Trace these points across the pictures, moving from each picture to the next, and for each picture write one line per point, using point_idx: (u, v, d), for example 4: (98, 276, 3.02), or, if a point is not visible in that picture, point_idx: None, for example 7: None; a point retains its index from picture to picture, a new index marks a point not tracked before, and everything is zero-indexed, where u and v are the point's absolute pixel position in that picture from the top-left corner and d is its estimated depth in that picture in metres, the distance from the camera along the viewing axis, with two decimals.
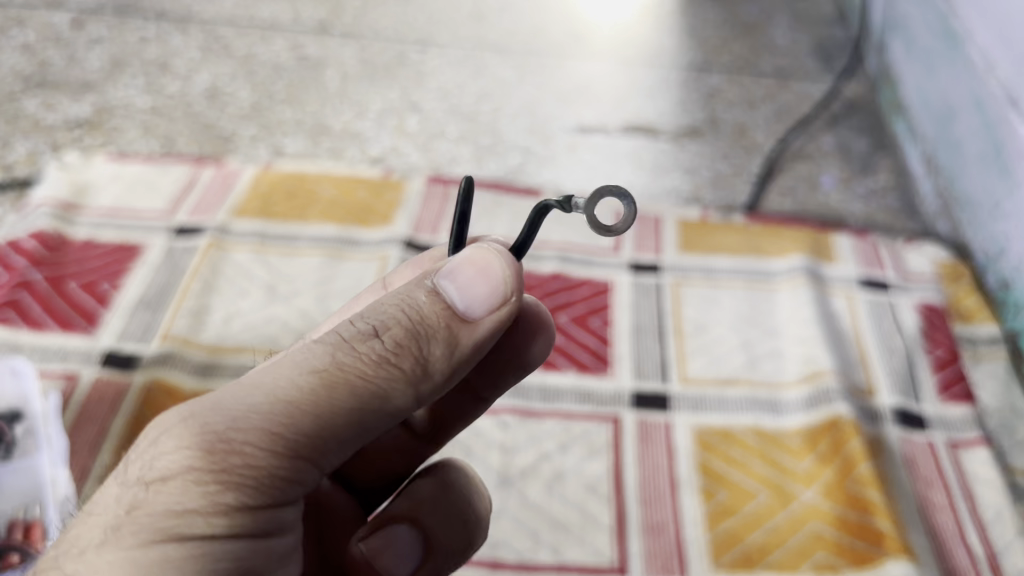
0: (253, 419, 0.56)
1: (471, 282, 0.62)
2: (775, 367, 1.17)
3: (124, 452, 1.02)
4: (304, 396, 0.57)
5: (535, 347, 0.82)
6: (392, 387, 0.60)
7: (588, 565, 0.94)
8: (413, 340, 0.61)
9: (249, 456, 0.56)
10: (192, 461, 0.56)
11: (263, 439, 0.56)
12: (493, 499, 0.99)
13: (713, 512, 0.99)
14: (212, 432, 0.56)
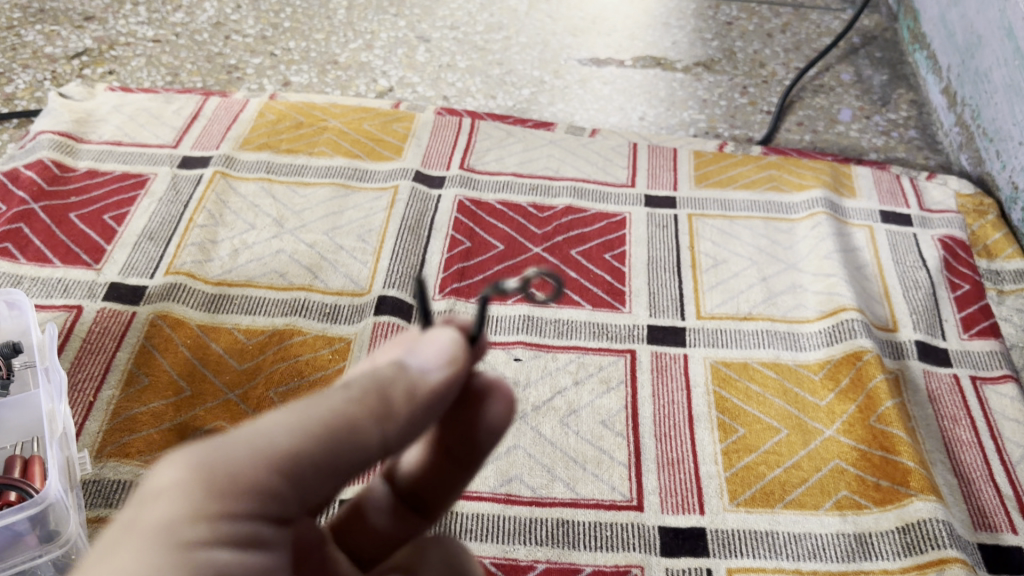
0: (243, 440, 0.45)
1: (435, 342, 0.51)
2: (795, 302, 1.14)
3: (130, 384, 1.00)
4: (290, 422, 0.45)
5: (497, 408, 0.56)
6: (365, 416, 0.47)
7: (605, 499, 0.92)
8: (379, 391, 0.48)
9: (245, 473, 0.44)
10: (185, 476, 0.43)
11: (256, 454, 0.44)
12: (506, 434, 0.97)
13: (732, 448, 0.97)
14: (203, 452, 0.44)
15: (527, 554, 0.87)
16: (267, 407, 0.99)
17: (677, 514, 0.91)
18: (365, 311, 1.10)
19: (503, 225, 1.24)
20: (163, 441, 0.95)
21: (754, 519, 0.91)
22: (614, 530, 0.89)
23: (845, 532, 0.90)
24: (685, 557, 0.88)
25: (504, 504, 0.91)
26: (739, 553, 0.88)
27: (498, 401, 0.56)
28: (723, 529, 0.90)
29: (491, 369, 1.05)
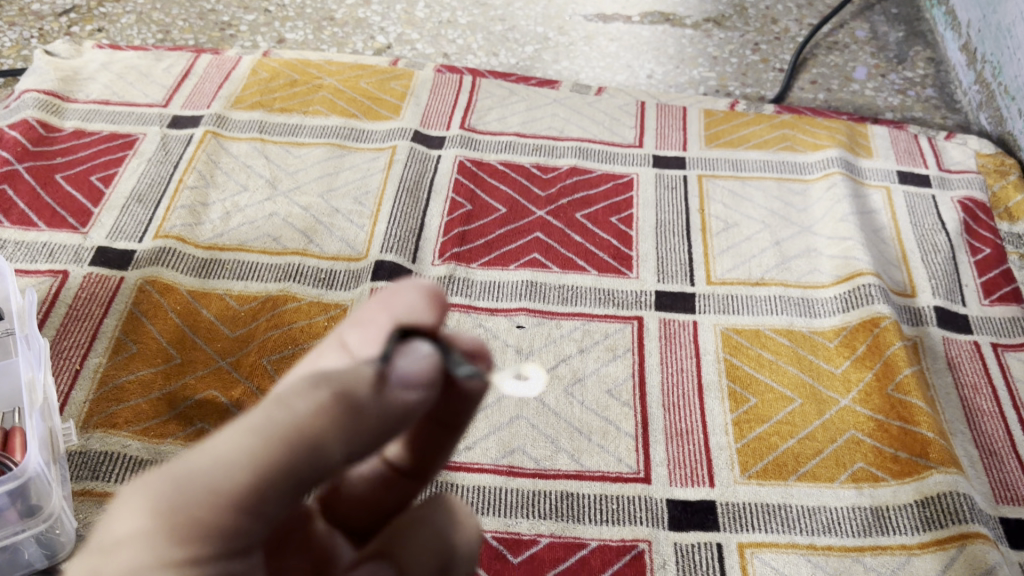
0: (202, 471, 0.36)
1: (414, 352, 0.42)
2: (810, 266, 1.10)
3: (117, 353, 0.97)
4: (249, 447, 0.36)
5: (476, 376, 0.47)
6: (336, 434, 0.38)
7: (611, 471, 0.88)
8: (346, 400, 0.38)
9: (207, 513, 0.36)
10: (146, 523, 0.35)
11: (215, 489, 0.36)
12: (509, 403, 0.93)
13: (743, 418, 0.93)
14: (159, 491, 0.36)
15: (529, 528, 0.84)
16: (259, 375, 0.95)
17: (686, 486, 0.87)
18: (361, 277, 1.06)
19: (505, 187, 1.19)
20: (152, 411, 0.91)
21: (766, 492, 0.87)
22: (620, 504, 0.86)
23: (861, 506, 0.86)
24: (694, 531, 0.84)
25: (506, 477, 0.88)
26: (751, 528, 0.84)
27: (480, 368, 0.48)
28: (734, 503, 0.86)
29: (493, 336, 1.01)
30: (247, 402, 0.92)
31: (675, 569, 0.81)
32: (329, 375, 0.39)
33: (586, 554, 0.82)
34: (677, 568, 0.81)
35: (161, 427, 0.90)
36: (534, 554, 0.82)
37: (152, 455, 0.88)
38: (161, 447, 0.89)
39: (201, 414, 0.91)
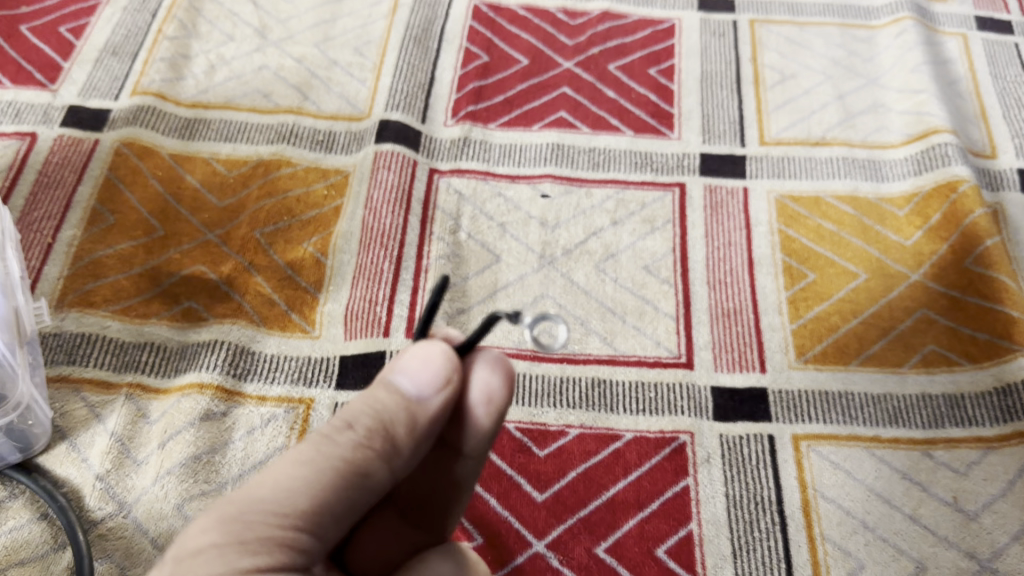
0: (264, 496, 0.43)
1: (424, 357, 0.47)
2: (876, 125, 0.96)
3: (93, 225, 0.86)
4: (306, 475, 0.43)
5: (485, 380, 0.50)
6: (371, 462, 0.45)
7: (648, 357, 0.78)
8: (378, 426, 0.45)
9: (271, 529, 0.42)
10: (219, 538, 0.41)
11: (278, 509, 0.42)
12: (534, 283, 0.83)
13: (800, 296, 0.82)
14: (227, 518, 0.42)
15: (557, 419, 0.74)
16: (252, 250, 0.84)
17: (734, 373, 0.77)
18: (364, 139, 0.94)
19: (526, 35, 1.04)
20: (134, 289, 0.81)
21: (825, 379, 0.77)
22: (658, 392, 0.76)
23: (932, 394, 0.76)
24: (742, 422, 0.74)
25: (530, 362, 0.78)
26: (807, 418, 0.75)
27: (491, 378, 0.50)
28: (788, 391, 0.76)
29: (515, 207, 0.89)
30: (239, 279, 0.82)
31: (722, 463, 0.72)
32: (359, 407, 0.46)
33: (621, 447, 0.73)
34: (724, 462, 0.72)
35: (144, 307, 0.80)
36: (562, 447, 0.73)
37: (134, 337, 0.78)
38: (145, 328, 0.79)
39: (189, 292, 0.81)
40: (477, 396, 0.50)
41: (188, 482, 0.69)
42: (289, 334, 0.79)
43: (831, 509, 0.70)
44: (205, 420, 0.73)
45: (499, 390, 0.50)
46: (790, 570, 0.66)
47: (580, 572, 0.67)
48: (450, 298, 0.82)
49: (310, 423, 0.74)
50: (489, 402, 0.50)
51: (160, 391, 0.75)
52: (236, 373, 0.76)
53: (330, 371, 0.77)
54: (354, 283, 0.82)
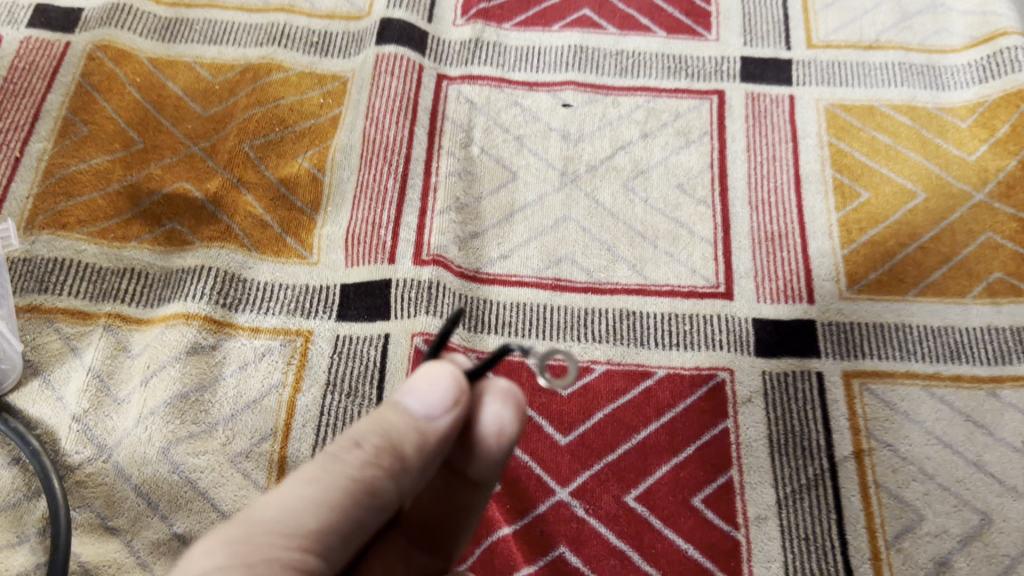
0: (273, 515, 0.36)
1: (432, 374, 0.39)
2: (937, 25, 0.86)
3: (65, 138, 0.77)
4: (316, 493, 0.37)
5: (496, 411, 0.43)
6: (380, 482, 0.38)
7: (683, 285, 0.70)
8: (386, 441, 0.38)
9: (282, 551, 0.36)
10: (224, 561, 0.35)
11: (286, 526, 0.36)
12: (555, 202, 0.75)
13: (851, 218, 0.74)
14: (232, 539, 0.35)
15: (582, 354, 0.67)
16: (240, 164, 0.76)
17: (778, 303, 0.69)
18: (364, 40, 0.84)
19: None
20: (111, 209, 0.73)
21: (880, 310, 0.69)
22: (694, 325, 0.68)
23: (999, 328, 0.68)
24: (788, 357, 0.67)
25: (551, 292, 0.70)
26: (859, 353, 0.67)
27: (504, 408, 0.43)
28: (839, 323, 0.68)
29: (533, 118, 0.80)
30: (226, 197, 0.74)
31: (765, 403, 0.64)
32: (365, 423, 0.39)
33: (652, 385, 0.65)
34: (767, 402, 0.64)
35: (123, 229, 0.72)
36: (587, 386, 0.65)
37: (113, 263, 0.70)
38: (124, 252, 0.71)
39: (172, 212, 0.73)
40: (489, 423, 0.43)
41: (175, 423, 0.62)
42: (284, 259, 0.71)
43: (886, 455, 0.63)
44: (192, 353, 0.65)
45: (512, 422, 0.43)
46: (841, 522, 0.60)
47: (609, 523, 0.60)
48: (462, 220, 0.74)
49: (310, 357, 0.66)
50: (500, 433, 0.43)
51: (142, 321, 0.68)
52: (226, 302, 0.68)
53: (330, 301, 0.69)
54: (355, 203, 0.74)
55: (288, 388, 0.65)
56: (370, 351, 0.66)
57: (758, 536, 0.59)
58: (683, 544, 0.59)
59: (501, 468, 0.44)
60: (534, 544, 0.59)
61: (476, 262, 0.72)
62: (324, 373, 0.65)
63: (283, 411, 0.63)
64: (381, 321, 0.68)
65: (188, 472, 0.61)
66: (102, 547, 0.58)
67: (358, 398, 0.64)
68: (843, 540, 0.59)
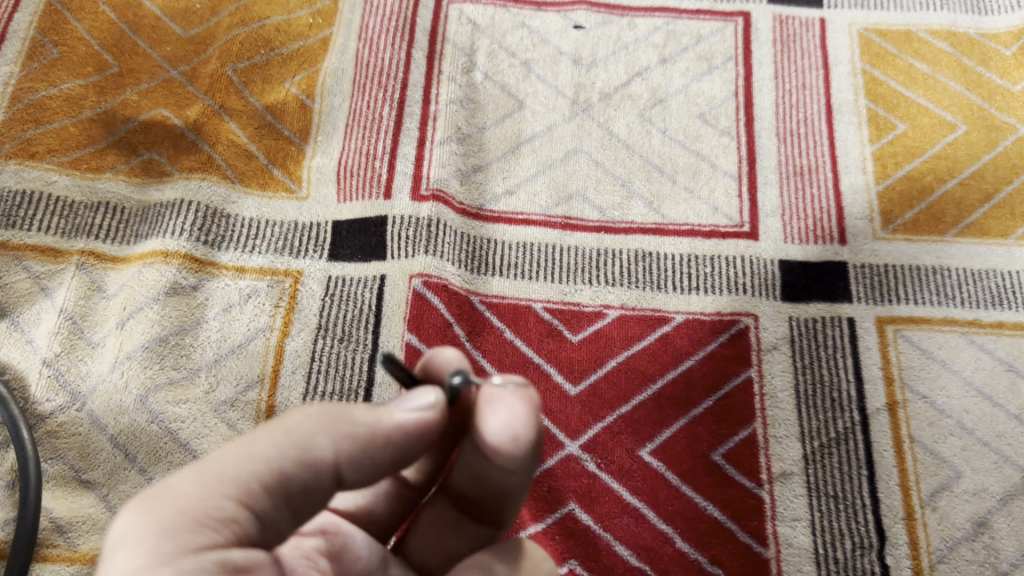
0: (193, 471, 0.33)
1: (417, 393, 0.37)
2: None
3: (33, 56, 0.71)
4: (244, 448, 0.33)
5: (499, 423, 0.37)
6: (319, 440, 0.34)
7: (703, 225, 0.65)
8: (335, 406, 0.35)
9: (205, 502, 0.32)
10: (142, 519, 0.31)
11: (210, 475, 0.33)
12: (565, 133, 0.69)
13: (885, 152, 0.68)
14: (148, 499, 0.32)
15: (593, 298, 0.62)
16: (223, 89, 0.70)
17: (806, 244, 0.64)
18: None
19: None
20: (84, 137, 0.67)
21: (916, 252, 0.64)
22: (716, 267, 0.63)
23: None
24: (816, 303, 0.61)
25: (560, 231, 0.65)
26: (893, 298, 0.62)
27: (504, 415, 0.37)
28: (872, 266, 0.63)
29: (542, 42, 0.74)
30: (208, 125, 0.68)
31: (792, 351, 0.59)
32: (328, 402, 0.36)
33: (669, 332, 0.60)
34: (794, 349, 0.60)
35: (97, 158, 0.66)
36: (599, 332, 0.60)
37: (87, 196, 0.65)
38: (98, 185, 0.65)
39: (150, 141, 0.67)
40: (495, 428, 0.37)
41: (154, 368, 0.57)
42: (271, 193, 0.66)
43: (921, 408, 0.58)
44: (172, 295, 0.60)
45: (524, 431, 0.37)
46: (873, 479, 0.55)
47: (621, 478, 0.55)
48: (464, 152, 0.68)
49: (299, 300, 0.61)
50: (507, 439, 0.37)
51: (117, 260, 0.63)
52: (208, 240, 0.63)
53: (320, 239, 0.64)
54: (348, 134, 0.69)
55: (276, 332, 0.60)
56: (364, 293, 0.61)
57: (783, 493, 0.55)
58: (701, 500, 0.54)
59: (525, 444, 0.38)
60: (541, 500, 0.54)
61: (479, 198, 0.66)
62: (315, 316, 0.60)
63: (271, 356, 0.59)
64: (376, 262, 0.63)
65: (168, 422, 0.56)
66: (76, 502, 0.53)
67: (351, 343, 0.59)
68: (875, 498, 0.55)
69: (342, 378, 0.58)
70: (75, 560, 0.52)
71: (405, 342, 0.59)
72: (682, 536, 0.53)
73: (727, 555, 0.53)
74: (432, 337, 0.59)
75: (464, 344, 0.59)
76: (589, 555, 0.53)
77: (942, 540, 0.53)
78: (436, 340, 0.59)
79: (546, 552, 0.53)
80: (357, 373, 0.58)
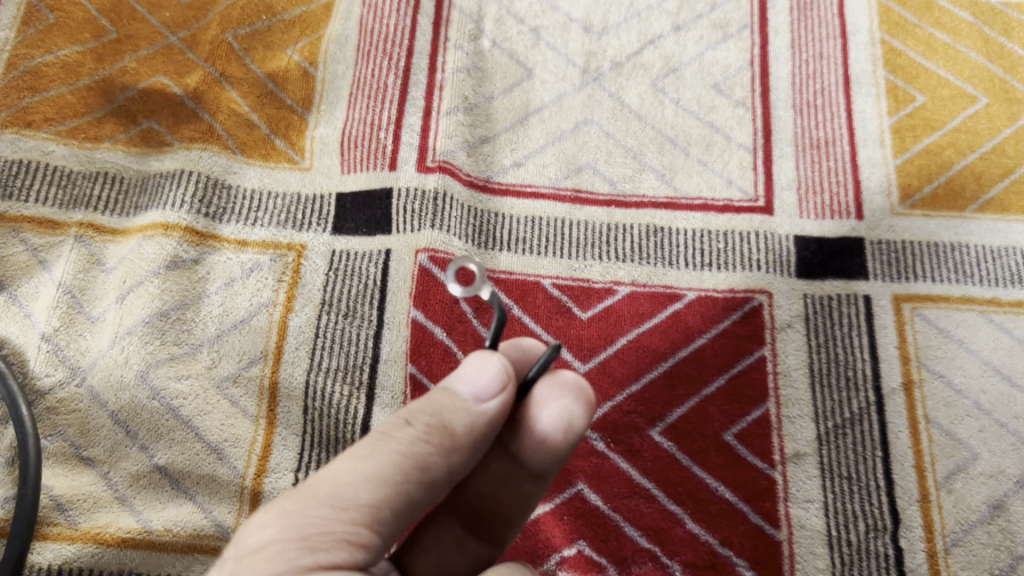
0: (326, 484, 0.33)
1: (481, 358, 0.36)
2: None
3: (27, 20, 0.68)
4: (364, 469, 0.33)
5: (555, 406, 0.39)
6: (433, 459, 0.34)
7: (717, 199, 0.63)
8: (432, 418, 0.34)
9: (333, 524, 0.32)
10: (279, 534, 0.32)
11: (339, 499, 0.32)
12: (576, 104, 0.67)
13: (904, 124, 0.66)
14: (285, 512, 0.32)
15: (603, 274, 0.60)
16: (224, 56, 0.68)
17: (822, 219, 0.62)
18: None
19: None
20: (81, 105, 0.65)
21: (934, 228, 0.62)
22: (729, 243, 0.61)
23: None
24: (832, 280, 0.60)
25: (570, 205, 0.63)
26: (910, 276, 0.60)
27: (561, 399, 0.39)
28: (890, 242, 0.61)
29: (551, 9, 0.71)
30: (208, 93, 0.66)
31: (806, 329, 0.58)
32: (415, 403, 0.35)
33: (681, 309, 0.59)
34: (809, 328, 0.58)
35: (95, 127, 0.65)
36: (609, 309, 0.59)
37: (85, 166, 0.63)
38: (96, 155, 0.64)
39: (148, 109, 0.66)
40: (551, 423, 0.39)
41: (154, 344, 0.56)
42: (273, 163, 0.64)
43: (938, 387, 0.57)
44: (172, 268, 0.59)
45: (579, 416, 0.39)
46: (887, 460, 0.54)
47: (631, 458, 0.54)
48: (471, 122, 0.66)
49: (302, 274, 0.60)
50: (564, 439, 0.39)
51: (117, 232, 0.61)
52: (209, 212, 0.62)
53: (325, 212, 0.62)
54: (352, 103, 0.67)
55: (279, 308, 0.58)
56: (369, 268, 0.60)
57: (796, 474, 0.54)
58: (713, 481, 0.53)
59: (561, 462, 0.40)
60: None
61: (486, 171, 0.64)
62: (319, 292, 0.59)
63: (274, 332, 0.57)
64: (382, 236, 0.61)
65: (169, 399, 0.55)
66: (77, 480, 0.53)
67: (356, 320, 0.58)
68: (889, 480, 0.54)
69: (347, 355, 0.57)
70: (76, 539, 0.51)
71: (410, 318, 0.58)
72: (693, 517, 0.52)
73: (738, 537, 0.52)
74: (439, 314, 0.58)
75: (470, 321, 0.58)
76: (598, 535, 0.52)
77: (957, 523, 0.52)
78: (442, 317, 0.58)
79: (555, 533, 0.52)
80: (362, 350, 0.57)
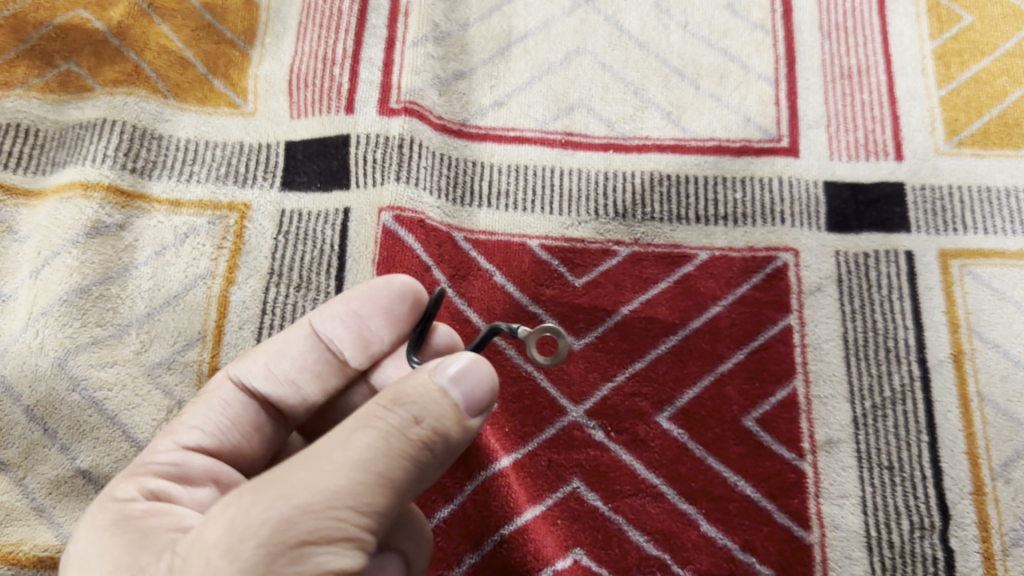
0: (340, 484, 0.30)
1: (479, 372, 0.33)
2: None
3: None
4: (383, 470, 0.30)
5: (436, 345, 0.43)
6: (433, 464, 0.32)
7: (732, 140, 0.54)
8: (441, 423, 0.32)
9: (351, 527, 0.30)
10: (303, 534, 0.29)
11: (360, 503, 0.30)
12: (567, 33, 0.58)
13: (948, 49, 0.57)
14: (307, 508, 0.29)
15: (600, 233, 0.52)
16: None
17: (854, 162, 0.53)
18: None
19: None
20: None
21: (986, 169, 0.53)
22: (748, 193, 0.52)
23: None
24: (869, 234, 0.51)
25: (560, 151, 0.54)
26: (958, 227, 0.52)
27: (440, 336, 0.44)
28: (934, 188, 0.53)
29: None
30: (134, 27, 0.57)
31: (839, 293, 0.50)
32: (415, 391, 0.32)
33: (692, 273, 0.50)
34: (841, 291, 0.50)
35: (5, 71, 0.55)
36: (607, 274, 0.50)
37: None
38: (6, 103, 0.54)
39: (66, 48, 0.56)
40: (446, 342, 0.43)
41: (74, 326, 0.48)
42: (211, 108, 0.55)
43: (993, 359, 0.48)
44: (94, 236, 0.50)
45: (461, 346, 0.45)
46: (935, 447, 0.46)
47: (635, 450, 0.46)
48: (443, 55, 0.57)
49: (246, 239, 0.51)
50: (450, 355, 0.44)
51: (30, 194, 0.52)
52: (136, 167, 0.52)
53: (272, 164, 0.53)
54: (302, 34, 0.57)
55: (219, 280, 0.50)
56: (325, 231, 0.51)
57: (829, 465, 0.46)
58: (732, 475, 0.46)
59: None
60: (540, 479, 0.46)
61: (462, 112, 0.55)
62: (266, 260, 0.50)
63: (213, 309, 0.49)
64: (339, 192, 0.52)
65: (92, 391, 0.46)
66: None
67: (310, 292, 0.49)
68: (937, 469, 0.46)
69: None
70: None
71: None
72: (709, 518, 0.45)
73: (762, 541, 0.44)
74: None
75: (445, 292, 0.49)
76: (597, 542, 0.44)
77: (1016, 519, 0.45)
78: None
79: (547, 542, 0.44)
80: None
